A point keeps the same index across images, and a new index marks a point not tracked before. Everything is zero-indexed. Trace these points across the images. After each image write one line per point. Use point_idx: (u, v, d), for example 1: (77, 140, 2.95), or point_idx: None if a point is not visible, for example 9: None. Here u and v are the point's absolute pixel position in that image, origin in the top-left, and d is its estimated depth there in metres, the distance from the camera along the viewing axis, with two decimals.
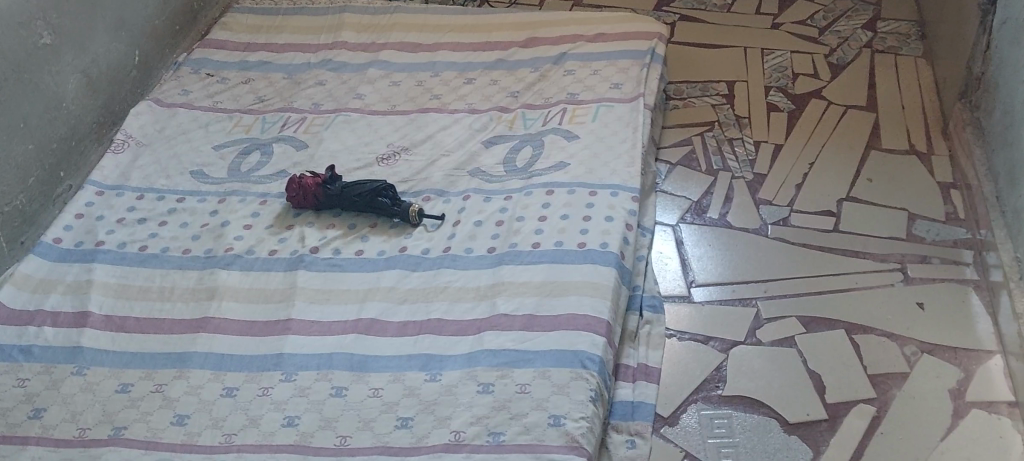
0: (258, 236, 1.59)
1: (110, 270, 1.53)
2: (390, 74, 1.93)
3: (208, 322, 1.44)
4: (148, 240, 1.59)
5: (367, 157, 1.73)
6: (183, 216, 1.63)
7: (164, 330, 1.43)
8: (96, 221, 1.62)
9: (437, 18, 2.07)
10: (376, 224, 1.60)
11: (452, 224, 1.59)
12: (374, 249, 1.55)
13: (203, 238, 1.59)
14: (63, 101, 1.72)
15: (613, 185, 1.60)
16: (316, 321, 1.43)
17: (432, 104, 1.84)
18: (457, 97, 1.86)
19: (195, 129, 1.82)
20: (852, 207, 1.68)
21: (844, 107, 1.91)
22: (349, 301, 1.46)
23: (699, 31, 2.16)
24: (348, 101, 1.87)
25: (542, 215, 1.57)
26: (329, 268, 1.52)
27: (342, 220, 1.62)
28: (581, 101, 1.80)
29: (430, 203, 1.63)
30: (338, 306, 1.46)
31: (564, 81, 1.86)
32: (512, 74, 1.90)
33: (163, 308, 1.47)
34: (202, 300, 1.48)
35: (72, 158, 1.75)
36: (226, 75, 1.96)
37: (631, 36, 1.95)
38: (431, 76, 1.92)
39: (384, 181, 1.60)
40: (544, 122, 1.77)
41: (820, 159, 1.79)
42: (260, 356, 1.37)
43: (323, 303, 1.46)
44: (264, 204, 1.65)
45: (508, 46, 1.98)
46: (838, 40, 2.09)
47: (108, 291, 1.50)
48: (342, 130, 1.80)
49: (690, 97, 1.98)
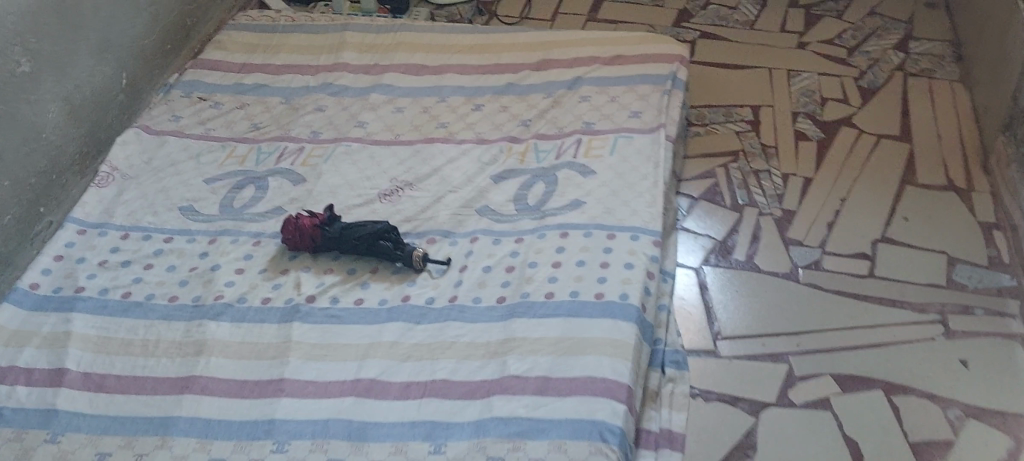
0: (250, 282, 1.48)
1: (90, 320, 1.43)
2: (393, 99, 1.82)
3: (195, 382, 1.33)
4: (131, 286, 1.48)
5: (369, 193, 1.62)
6: (171, 258, 1.53)
7: (147, 391, 1.33)
8: (76, 264, 1.52)
9: (444, 37, 1.95)
10: (376, 269, 1.49)
11: (459, 269, 1.47)
12: (374, 298, 1.44)
13: (192, 284, 1.48)
14: (42, 131, 1.61)
15: (634, 228, 1.49)
16: (311, 381, 1.32)
17: (438, 134, 1.73)
18: (464, 126, 1.74)
19: (185, 159, 1.71)
20: (888, 250, 1.56)
21: (877, 136, 1.79)
22: (347, 358, 1.35)
23: (721, 49, 2.04)
24: (348, 130, 1.75)
25: (556, 261, 1.45)
26: (327, 320, 1.41)
27: (341, 265, 1.50)
28: (597, 132, 1.69)
29: (435, 245, 1.52)
30: (334, 364, 1.34)
31: (579, 109, 1.74)
32: (523, 100, 1.79)
33: (146, 364, 1.37)
34: (189, 356, 1.37)
35: (52, 192, 1.65)
36: (219, 99, 1.85)
37: (651, 58, 1.83)
38: (437, 102, 1.80)
39: (385, 222, 1.49)
40: (558, 155, 1.65)
41: (853, 195, 1.67)
42: (251, 423, 1.26)
43: (318, 361, 1.35)
44: (258, 245, 1.54)
45: (519, 69, 1.86)
46: (868, 62, 1.97)
47: (87, 345, 1.40)
48: (342, 162, 1.69)
49: (713, 123, 1.86)
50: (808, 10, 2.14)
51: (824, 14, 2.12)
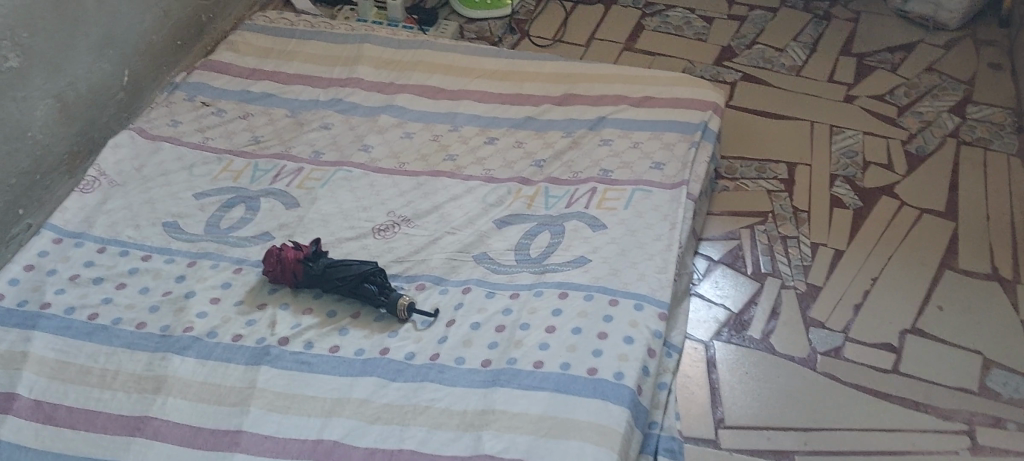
0: (224, 315, 1.39)
1: (50, 341, 1.35)
2: (403, 123, 1.71)
3: (147, 423, 1.24)
4: (100, 307, 1.40)
5: (362, 226, 1.52)
6: (145, 279, 1.44)
7: (96, 428, 1.24)
8: (46, 276, 1.43)
9: (465, 60, 1.85)
10: (358, 314, 1.39)
11: (445, 323, 1.36)
12: (350, 348, 1.34)
13: (163, 310, 1.40)
14: (27, 130, 1.54)
15: (639, 295, 1.36)
16: (269, 436, 1.22)
17: (445, 167, 1.63)
18: (474, 161, 1.64)
19: (178, 170, 1.62)
20: (917, 343, 1.43)
21: (919, 210, 1.64)
22: (311, 413, 1.25)
23: (762, 95, 1.91)
24: (351, 153, 1.65)
25: (550, 325, 1.33)
26: (297, 366, 1.31)
27: (321, 306, 1.40)
28: (614, 181, 1.57)
29: (424, 292, 1.41)
30: (297, 418, 1.25)
31: (597, 153, 1.63)
32: (539, 138, 1.67)
33: (100, 397, 1.28)
34: (146, 393, 1.28)
35: (34, 193, 1.57)
36: (223, 106, 1.76)
37: (682, 103, 1.70)
38: (449, 131, 1.69)
39: (372, 264, 1.39)
40: (568, 203, 1.54)
41: (886, 275, 1.53)
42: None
43: (281, 413, 1.25)
44: (238, 274, 1.45)
45: (539, 103, 1.75)
46: (919, 125, 1.82)
47: (42, 369, 1.31)
48: (340, 189, 1.59)
49: (743, 178, 1.73)
50: (860, 59, 1.99)
51: (877, 65, 1.97)
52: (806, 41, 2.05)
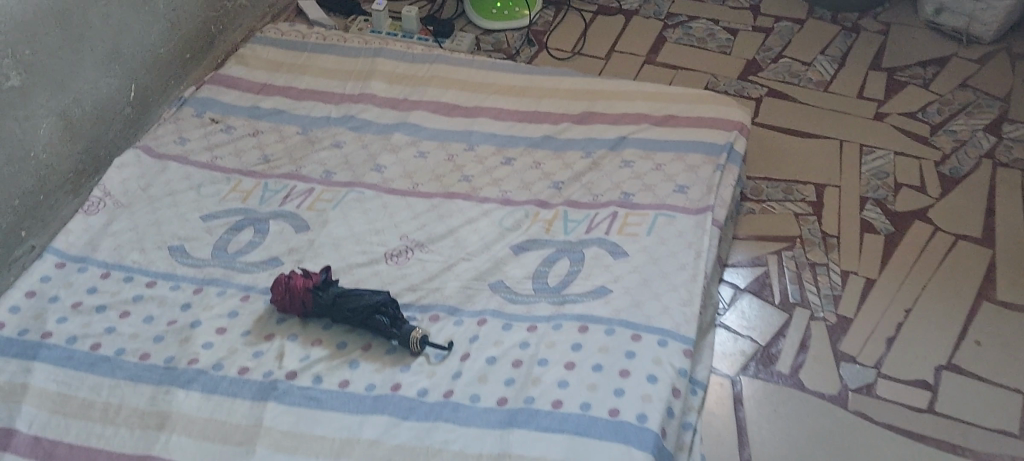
0: (231, 346, 1.34)
1: (51, 372, 1.30)
2: (417, 141, 1.65)
3: None
4: (102, 337, 1.35)
5: (374, 250, 1.46)
6: (149, 308, 1.39)
7: None
8: (48, 303, 1.39)
9: (482, 75, 1.79)
10: (369, 346, 1.33)
11: (460, 357, 1.31)
12: (361, 382, 1.28)
13: (168, 340, 1.35)
14: (32, 150, 1.49)
15: (663, 330, 1.30)
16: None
17: (460, 188, 1.57)
18: (490, 182, 1.58)
19: (185, 189, 1.57)
20: (954, 380, 1.36)
21: (954, 236, 1.58)
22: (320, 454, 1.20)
23: (788, 111, 1.84)
24: (363, 173, 1.60)
25: (569, 361, 1.27)
26: (305, 402, 1.26)
27: (330, 337, 1.35)
28: (636, 205, 1.51)
29: (438, 323, 1.35)
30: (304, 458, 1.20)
31: (619, 174, 1.56)
32: (558, 158, 1.61)
33: (102, 433, 1.23)
34: (148, 429, 1.24)
35: (39, 214, 1.52)
36: (233, 123, 1.71)
37: (707, 122, 1.64)
38: (464, 150, 1.64)
39: (385, 294, 1.34)
40: (588, 228, 1.48)
41: (919, 306, 1.47)
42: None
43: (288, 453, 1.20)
44: (245, 302, 1.40)
45: (558, 121, 1.69)
46: (953, 145, 1.75)
47: (42, 402, 1.27)
48: (352, 211, 1.53)
49: (770, 199, 1.67)
50: (890, 74, 1.92)
51: (908, 80, 1.90)
52: (834, 54, 1.98)
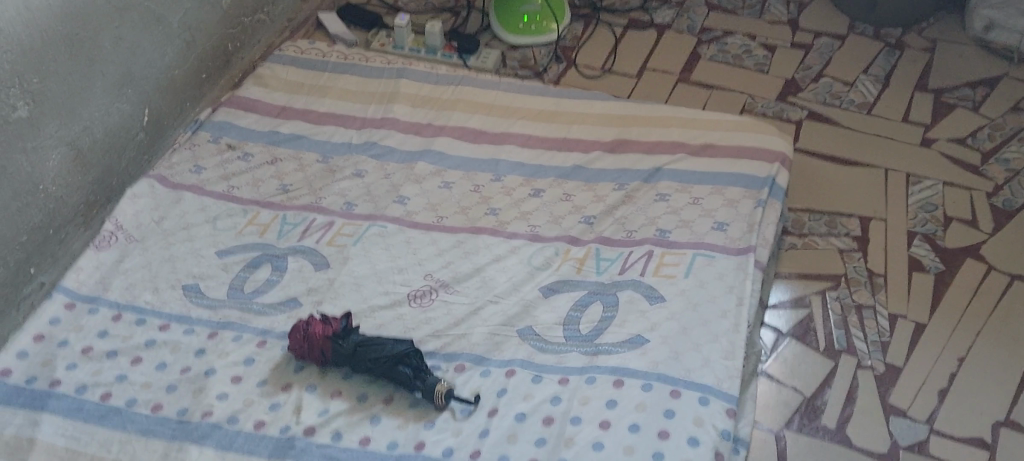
0: (246, 397, 1.28)
1: (59, 425, 1.24)
2: (442, 170, 1.58)
3: None
4: (113, 386, 1.29)
5: (397, 291, 1.39)
6: (162, 354, 1.33)
7: None
8: (57, 348, 1.33)
9: (509, 98, 1.73)
10: (391, 398, 1.27)
11: (487, 413, 1.24)
12: (383, 440, 1.22)
13: (181, 391, 1.29)
14: (40, 182, 1.43)
15: (703, 387, 1.23)
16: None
17: (487, 222, 1.49)
18: (519, 216, 1.50)
19: (201, 222, 1.51)
20: (1011, 438, 1.29)
21: (1009, 276, 1.50)
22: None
23: (830, 136, 1.76)
24: (386, 205, 1.52)
25: (605, 419, 1.20)
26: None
27: (351, 389, 1.28)
28: (673, 243, 1.43)
29: (464, 374, 1.28)
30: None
31: (654, 209, 1.48)
32: (590, 189, 1.53)
33: None
34: None
35: (48, 248, 1.46)
36: (250, 149, 1.64)
37: (747, 153, 1.56)
38: (491, 180, 1.56)
39: (408, 343, 1.27)
40: (623, 268, 1.40)
41: (973, 354, 1.39)
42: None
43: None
44: (262, 348, 1.34)
45: (589, 149, 1.61)
46: (1006, 175, 1.66)
47: (50, 458, 1.21)
48: (374, 246, 1.45)
49: (812, 234, 1.59)
50: (937, 95, 1.83)
51: (956, 102, 1.81)
52: (877, 74, 1.89)
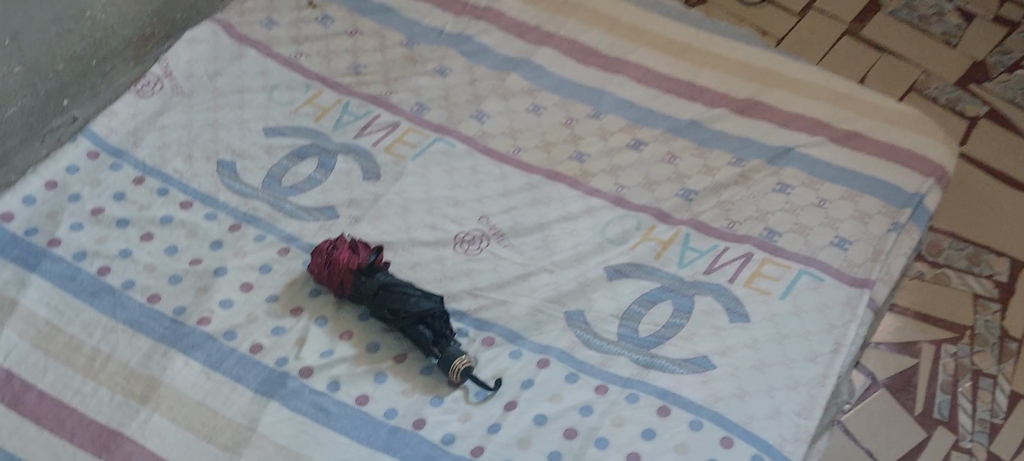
0: (251, 312, 1.14)
1: (46, 293, 1.14)
2: (535, 90, 1.37)
3: (118, 444, 1.04)
4: (114, 260, 1.17)
5: (445, 228, 1.21)
6: (176, 236, 1.20)
7: (62, 431, 1.04)
8: (67, 202, 1.21)
9: (637, 15, 1.49)
10: (404, 357, 1.11)
11: (504, 405, 1.07)
12: (381, 405, 1.07)
13: (185, 285, 1.16)
14: (88, 7, 1.28)
15: (762, 443, 1.02)
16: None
17: (569, 169, 1.28)
18: (607, 169, 1.28)
19: (256, 89, 1.35)
20: None
21: None
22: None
23: (1005, 153, 1.52)
24: (461, 117, 1.33)
25: (635, 451, 1.02)
26: (312, 414, 1.07)
27: (363, 334, 1.13)
28: (778, 250, 1.19)
29: (491, 350, 1.11)
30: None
31: (768, 200, 1.24)
32: (699, 155, 1.29)
33: (79, 388, 1.08)
34: (131, 400, 1.07)
35: (88, 80, 1.32)
36: (332, 13, 1.47)
37: (897, 155, 1.29)
38: (588, 116, 1.34)
39: (437, 302, 1.10)
40: (710, 267, 1.18)
41: None
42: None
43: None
44: (282, 257, 1.18)
45: (714, 104, 1.35)
46: None
47: (27, 330, 1.11)
48: (434, 166, 1.27)
49: (948, 267, 1.38)
50: None
51: None
52: None
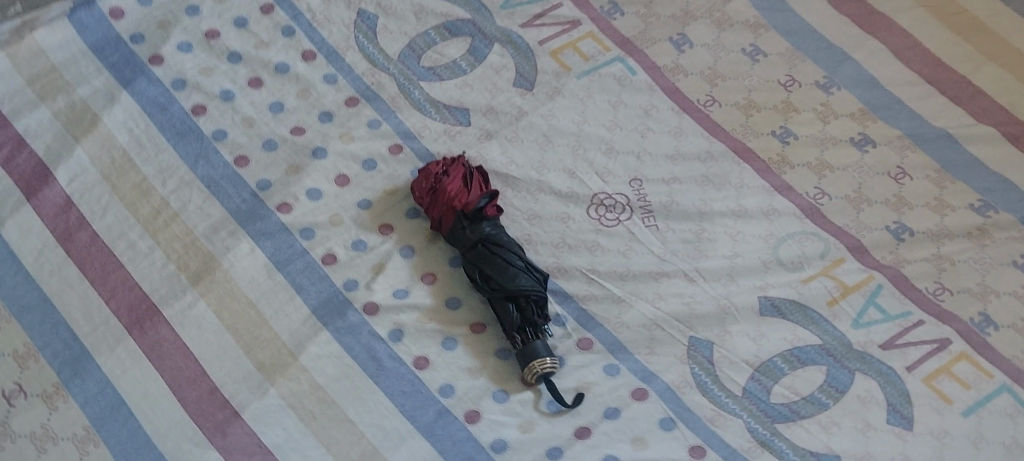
0: (336, 213, 1.00)
1: (131, 117, 1.05)
2: (762, 27, 1.13)
3: (153, 324, 0.93)
4: (212, 100, 1.06)
5: (586, 180, 1.01)
6: (286, 91, 1.07)
7: (103, 287, 0.95)
8: (183, 14, 1.12)
9: None
10: (483, 328, 0.94)
11: (574, 430, 0.88)
12: (439, 377, 0.91)
13: (279, 155, 1.03)
14: None
15: None
16: (261, 446, 0.87)
17: (766, 148, 1.04)
18: (813, 165, 1.03)
19: None
20: None
21: None
22: (330, 447, 0.87)
23: None
24: (657, 38, 1.12)
25: None
26: (362, 361, 0.92)
27: (447, 284, 0.96)
28: (986, 347, 0.91)
29: (584, 356, 0.91)
30: (309, 440, 0.88)
31: (1000, 274, 0.95)
32: (936, 182, 1.02)
33: (134, 243, 0.97)
34: (182, 275, 0.96)
35: None
36: None
37: None
38: (816, 84, 1.08)
39: (538, 284, 0.91)
40: (889, 342, 0.92)
41: None
42: (142, 451, 0.86)
43: (300, 421, 0.89)
44: (392, 156, 1.03)
45: (982, 118, 1.06)
46: None
47: (100, 154, 1.02)
48: (599, 92, 1.08)
49: None
50: None
51: None
52: None
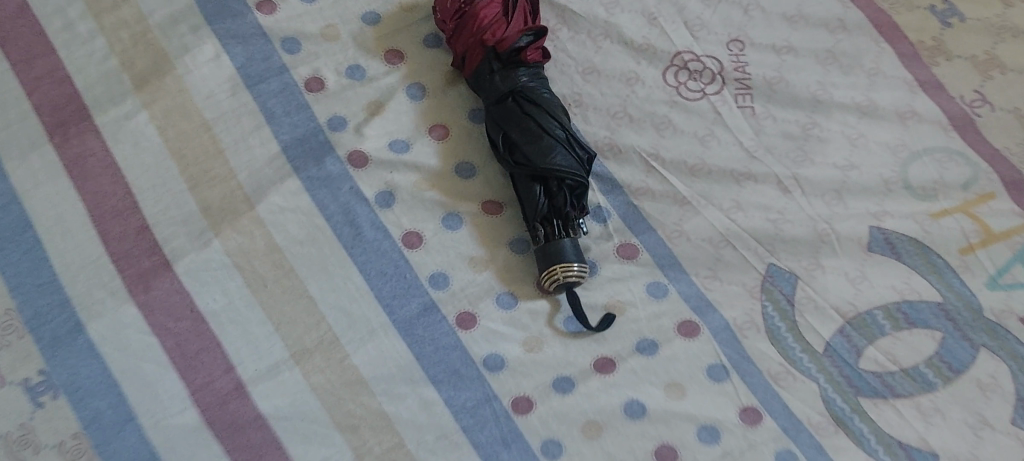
0: (333, 27, 0.79)
1: None
2: None
3: (79, 132, 0.71)
4: None
5: (670, 34, 0.77)
6: None
7: (25, 75, 0.73)
8: None
9: None
10: (499, 211, 0.73)
11: (591, 361, 0.66)
12: (431, 262, 0.70)
13: None
14: None
15: None
16: (194, 312, 0.65)
17: (919, 28, 0.77)
18: (979, 59, 0.76)
19: None
20: None
21: None
22: (278, 327, 0.66)
23: None
24: None
25: None
26: (336, 224, 0.70)
27: (460, 144, 0.75)
28: None
29: (622, 268, 0.69)
30: (255, 313, 0.66)
31: None
32: None
33: (72, 25, 0.76)
34: (125, 74, 0.74)
35: None
36: None
37: None
38: None
39: (580, 165, 0.68)
40: None
41: None
42: (42, 293, 0.64)
43: (245, 287, 0.67)
44: None
45: None
46: None
47: None
48: None
49: None
50: None
51: None
52: None
